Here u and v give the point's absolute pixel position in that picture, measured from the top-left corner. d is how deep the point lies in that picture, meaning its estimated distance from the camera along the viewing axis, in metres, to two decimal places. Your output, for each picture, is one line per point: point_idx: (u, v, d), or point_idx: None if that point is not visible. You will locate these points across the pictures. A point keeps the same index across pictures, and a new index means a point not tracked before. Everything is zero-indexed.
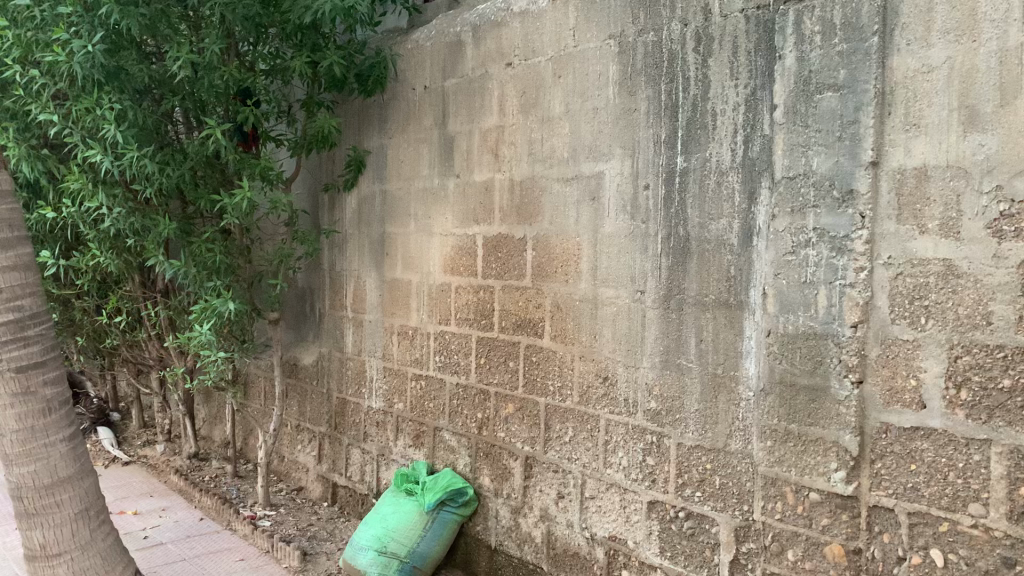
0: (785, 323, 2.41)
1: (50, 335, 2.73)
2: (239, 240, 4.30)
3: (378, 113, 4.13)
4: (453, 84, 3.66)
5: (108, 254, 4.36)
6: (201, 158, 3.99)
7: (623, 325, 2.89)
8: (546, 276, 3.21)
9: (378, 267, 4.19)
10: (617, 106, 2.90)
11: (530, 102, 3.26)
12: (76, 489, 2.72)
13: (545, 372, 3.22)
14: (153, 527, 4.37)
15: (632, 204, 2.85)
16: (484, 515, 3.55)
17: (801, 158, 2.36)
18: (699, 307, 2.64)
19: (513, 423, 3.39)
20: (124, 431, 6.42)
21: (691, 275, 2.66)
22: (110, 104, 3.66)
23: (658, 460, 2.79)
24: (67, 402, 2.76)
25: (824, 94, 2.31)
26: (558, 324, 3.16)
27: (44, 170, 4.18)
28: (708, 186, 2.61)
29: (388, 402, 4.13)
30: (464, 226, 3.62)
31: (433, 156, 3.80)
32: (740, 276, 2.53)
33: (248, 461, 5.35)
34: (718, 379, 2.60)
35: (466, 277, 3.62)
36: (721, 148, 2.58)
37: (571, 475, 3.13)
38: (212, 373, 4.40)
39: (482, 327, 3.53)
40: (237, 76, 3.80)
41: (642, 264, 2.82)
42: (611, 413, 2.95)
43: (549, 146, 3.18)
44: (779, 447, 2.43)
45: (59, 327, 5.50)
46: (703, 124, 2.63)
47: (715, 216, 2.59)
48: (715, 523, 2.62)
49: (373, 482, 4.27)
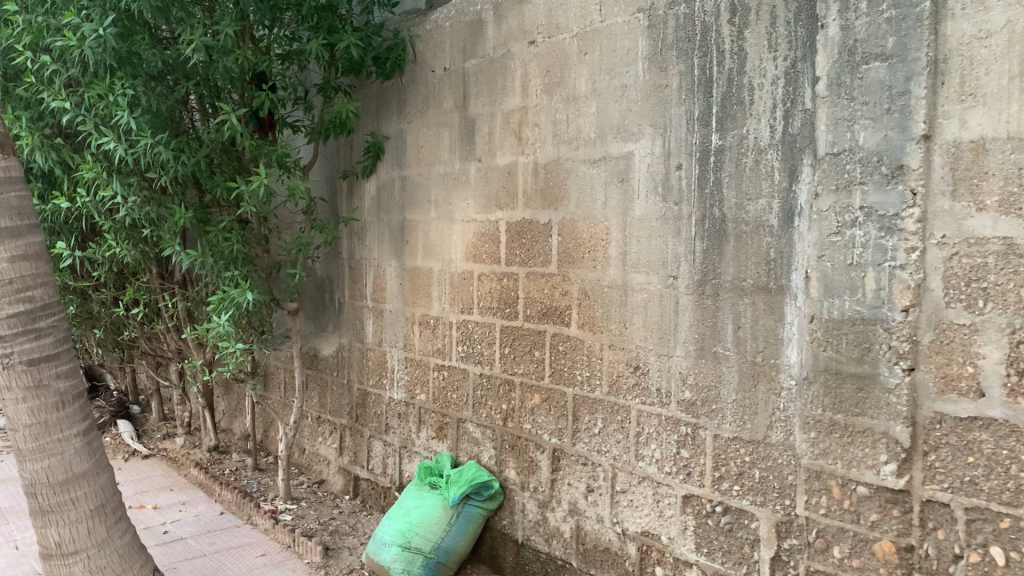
0: (829, 308, 2.28)
1: (63, 328, 2.64)
2: (256, 229, 4.21)
3: (396, 96, 4.02)
4: (473, 65, 3.54)
5: (124, 245, 4.29)
6: (216, 145, 3.90)
7: (655, 312, 2.77)
8: (573, 262, 3.09)
9: (399, 256, 4.08)
10: (647, 83, 2.78)
11: (554, 81, 3.14)
12: (92, 485, 2.64)
13: (573, 361, 3.11)
14: (173, 522, 4.30)
15: (663, 185, 2.73)
16: (510, 509, 3.45)
17: (846, 133, 2.23)
18: (736, 292, 2.52)
19: (539, 414, 3.28)
20: (144, 424, 6.37)
21: (728, 259, 2.54)
22: (123, 90, 3.57)
23: (693, 452, 2.68)
24: (81, 396, 2.67)
25: (871, 64, 2.17)
26: (586, 312, 3.04)
27: (58, 160, 4.10)
28: (745, 165, 2.49)
29: (410, 393, 4.04)
30: (486, 212, 3.51)
31: (454, 140, 3.69)
32: (781, 259, 2.41)
33: (268, 453, 5.28)
34: (757, 368, 2.48)
35: (489, 265, 3.51)
36: (759, 124, 2.45)
37: (601, 468, 3.02)
38: (231, 364, 4.33)
39: (506, 316, 3.42)
40: (252, 60, 3.69)
41: (675, 248, 2.70)
42: (643, 404, 2.84)
43: (575, 127, 3.06)
44: (824, 439, 2.31)
45: (77, 319, 5.45)
46: (739, 99, 2.50)
47: (753, 196, 2.47)
48: (755, 518, 2.50)
49: (395, 475, 4.18)
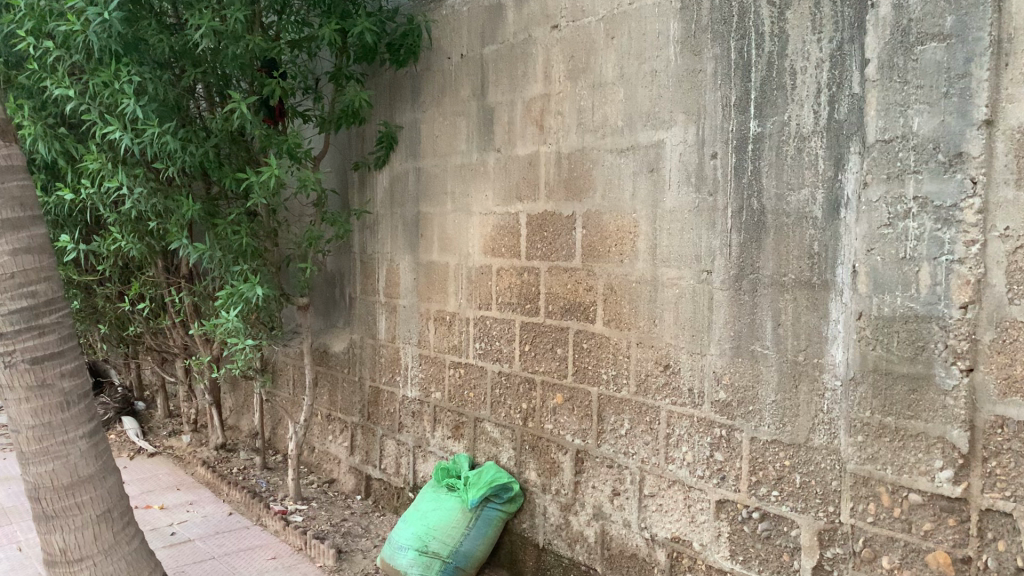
0: (879, 304, 2.15)
1: (69, 324, 2.52)
2: (266, 221, 4.08)
3: (411, 84, 3.89)
4: (492, 51, 3.41)
5: (130, 237, 4.17)
6: (225, 134, 3.77)
7: (687, 308, 2.64)
8: (598, 256, 2.96)
9: (413, 250, 3.95)
10: (680, 68, 2.64)
11: (578, 67, 3.01)
12: (100, 489, 2.53)
13: (598, 359, 2.98)
14: (180, 523, 4.19)
15: (697, 175, 2.60)
16: (531, 512, 3.32)
17: (899, 119, 2.10)
18: (777, 288, 2.39)
19: (562, 414, 3.15)
20: (149, 421, 6.26)
21: (767, 252, 2.41)
22: (129, 78, 3.44)
23: (727, 456, 2.55)
24: (87, 395, 2.55)
25: (927, 45, 2.04)
26: (612, 308, 2.91)
27: (61, 150, 3.98)
28: (786, 153, 2.36)
29: (425, 391, 3.92)
30: (506, 204, 3.38)
31: (471, 130, 3.55)
32: (825, 253, 2.28)
33: (277, 452, 5.16)
34: (799, 367, 2.35)
35: (509, 259, 3.38)
36: (802, 110, 2.32)
37: (628, 470, 2.89)
38: (240, 361, 4.20)
39: (527, 311, 3.30)
40: (262, 46, 3.56)
41: (709, 241, 2.57)
42: (673, 405, 2.71)
43: (601, 115, 2.93)
44: (872, 443, 2.18)
45: (81, 314, 5.34)
46: (780, 84, 2.37)
47: (795, 185, 2.34)
48: (796, 526, 2.38)
49: (409, 476, 4.06)
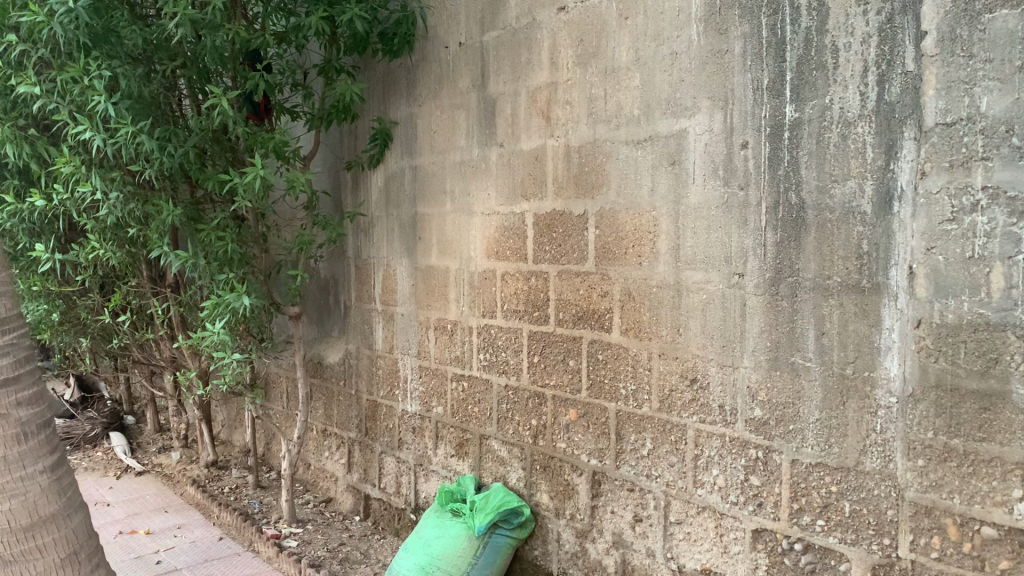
0: (941, 310, 1.90)
1: (25, 345, 2.24)
2: (254, 226, 3.82)
3: (405, 77, 3.63)
4: (493, 38, 3.14)
5: (109, 246, 3.90)
6: (206, 133, 3.50)
7: (716, 316, 2.38)
8: (613, 259, 2.70)
9: (411, 254, 3.69)
10: (704, 49, 2.38)
11: (589, 52, 2.74)
12: (62, 530, 2.25)
13: (615, 372, 2.71)
14: (166, 549, 3.92)
15: (726, 167, 2.33)
16: (543, 538, 3.06)
17: (963, 98, 1.85)
18: (820, 292, 2.13)
19: (576, 432, 2.89)
20: (138, 436, 6.00)
21: (808, 253, 2.15)
22: (100, 72, 3.16)
23: (765, 480, 2.28)
24: (47, 425, 2.27)
25: (997, 14, 1.78)
26: (631, 315, 2.64)
27: (32, 154, 3.71)
28: (829, 141, 2.10)
29: (425, 406, 3.65)
30: (510, 203, 3.11)
31: (471, 123, 3.29)
32: (876, 253, 2.02)
33: (271, 469, 4.90)
34: (846, 382, 2.09)
35: (515, 262, 3.11)
36: (846, 92, 2.05)
37: (650, 495, 2.62)
38: (228, 376, 3.94)
39: (536, 320, 3.03)
40: (244, 37, 3.29)
41: (740, 241, 2.30)
42: (702, 423, 2.44)
43: (614, 103, 2.66)
44: (936, 468, 1.92)
45: (64, 326, 5.07)
46: (819, 63, 2.10)
47: (840, 176, 2.08)
48: (845, 560, 2.11)
49: (410, 496, 3.79)
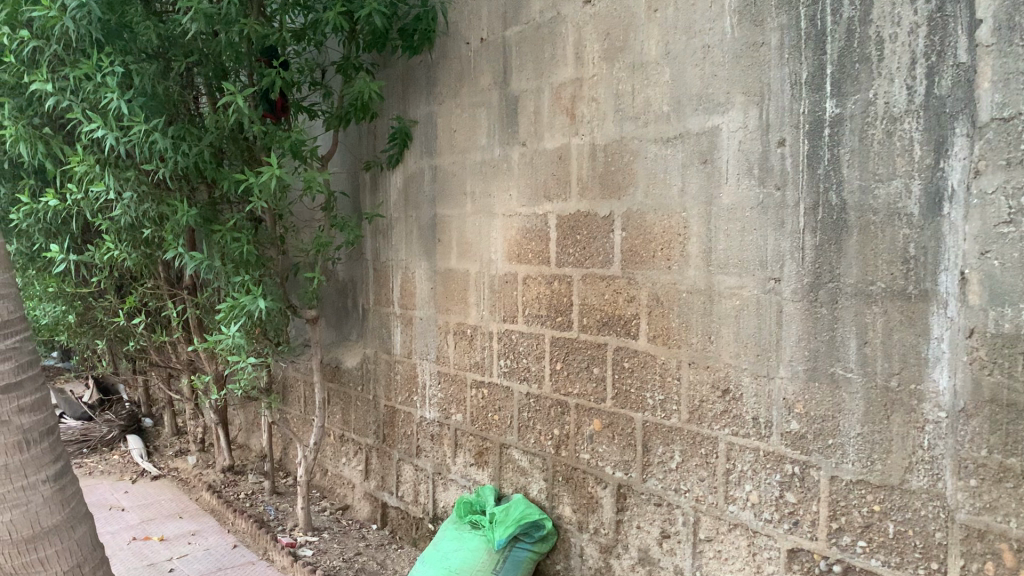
0: (996, 319, 1.77)
1: (27, 350, 2.16)
2: (271, 228, 3.74)
3: (425, 74, 3.53)
4: (516, 33, 3.04)
5: (124, 246, 3.83)
6: (222, 131, 3.42)
7: (750, 323, 2.26)
8: (640, 262, 2.58)
9: (430, 256, 3.59)
10: (738, 42, 2.26)
11: (615, 46, 2.62)
12: (66, 541, 2.16)
13: (642, 381, 2.59)
14: (179, 557, 3.85)
15: (761, 166, 2.21)
16: (565, 552, 2.94)
17: (1021, 91, 1.71)
18: (862, 299, 2.01)
19: (600, 443, 2.77)
20: (156, 440, 5.94)
21: (850, 257, 2.02)
22: (113, 69, 3.09)
23: (801, 497, 2.16)
24: (50, 432, 2.19)
25: None
26: (659, 322, 2.53)
27: (47, 153, 3.66)
28: (873, 138, 1.97)
29: (444, 413, 3.55)
30: (532, 203, 3.00)
31: (493, 121, 3.18)
32: (924, 257, 1.89)
33: (288, 475, 4.82)
34: (891, 395, 1.96)
35: (536, 266, 3.00)
36: (891, 86, 1.93)
37: (679, 510, 2.50)
38: (243, 380, 3.86)
39: (559, 325, 2.92)
40: (260, 32, 3.19)
41: (776, 244, 2.18)
42: (734, 436, 2.32)
43: (642, 99, 2.54)
44: (991, 490, 1.79)
45: (81, 328, 5.02)
46: (863, 56, 1.98)
47: (885, 175, 1.95)
48: None
49: (428, 505, 3.69)
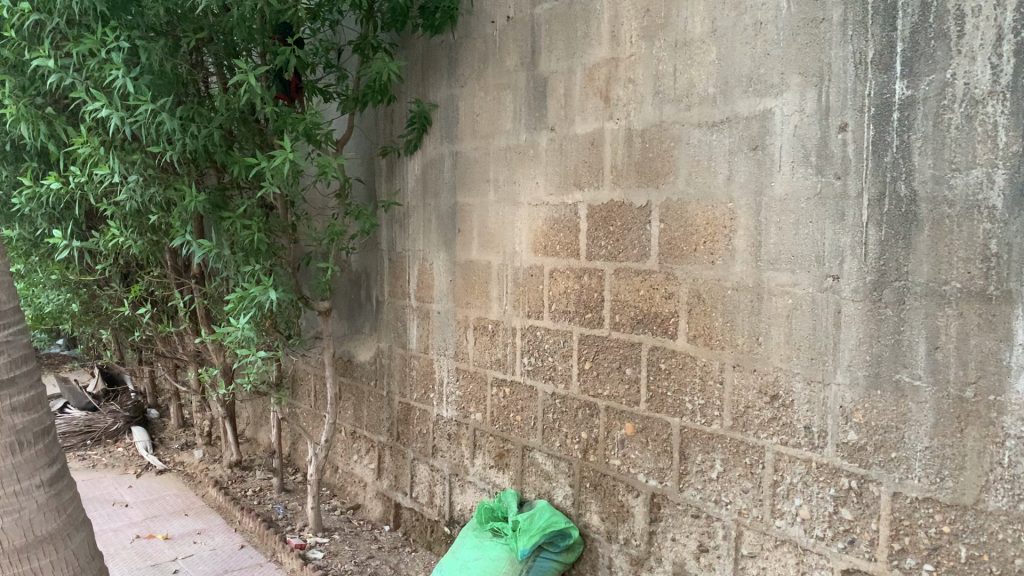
0: None
1: (21, 342, 1.99)
2: (282, 216, 3.57)
3: (447, 55, 3.35)
4: (546, 10, 2.85)
5: (130, 232, 3.67)
6: (233, 112, 3.24)
7: (804, 325, 2.08)
8: (681, 257, 2.40)
9: (449, 247, 3.42)
10: (795, 17, 2.07)
11: (656, 23, 2.44)
12: (61, 551, 2.00)
13: (679, 384, 2.42)
14: (184, 557, 3.70)
15: (820, 153, 2.02)
16: (592, 563, 2.77)
17: None
18: (933, 300, 1.82)
19: (633, 448, 2.60)
20: (161, 432, 5.80)
21: (921, 254, 1.84)
22: (119, 44, 2.92)
23: (858, 514, 1.98)
24: (46, 433, 2.03)
25: None
26: (700, 321, 2.35)
27: (50, 134, 3.49)
28: (949, 123, 1.79)
29: (462, 411, 3.38)
30: (561, 192, 2.82)
31: (519, 105, 3.00)
32: (1008, 254, 1.71)
33: (297, 471, 4.66)
34: (965, 406, 1.78)
35: (565, 258, 2.83)
36: (973, 65, 1.74)
37: (719, 523, 2.32)
38: (252, 375, 3.69)
39: (588, 322, 2.74)
40: (274, 7, 3.01)
41: (836, 239, 2.00)
42: (783, 445, 2.14)
43: (685, 80, 2.36)
44: None
45: (86, 317, 4.87)
46: (940, 32, 1.79)
47: (963, 164, 1.77)
48: None
49: (444, 507, 3.52)
